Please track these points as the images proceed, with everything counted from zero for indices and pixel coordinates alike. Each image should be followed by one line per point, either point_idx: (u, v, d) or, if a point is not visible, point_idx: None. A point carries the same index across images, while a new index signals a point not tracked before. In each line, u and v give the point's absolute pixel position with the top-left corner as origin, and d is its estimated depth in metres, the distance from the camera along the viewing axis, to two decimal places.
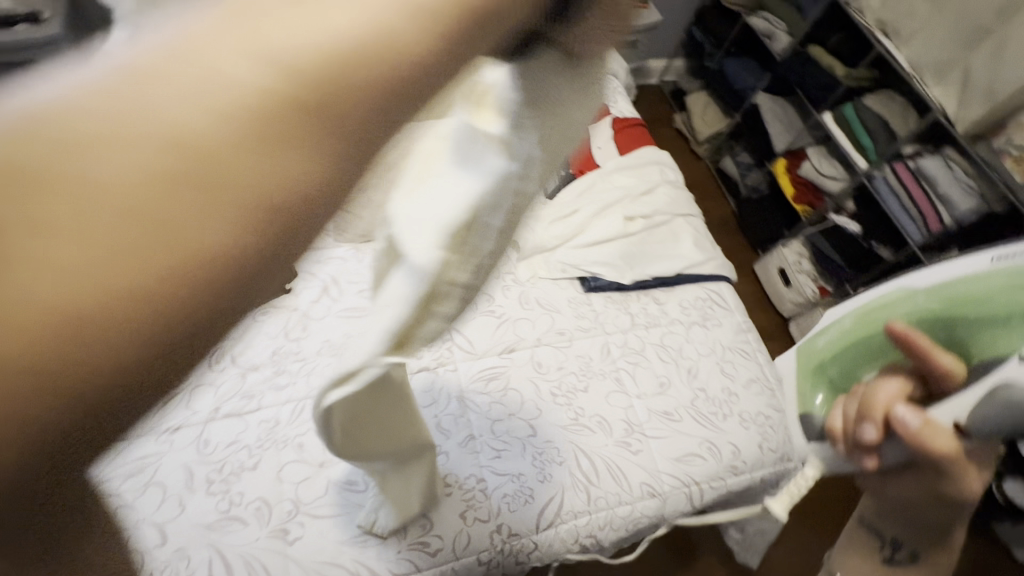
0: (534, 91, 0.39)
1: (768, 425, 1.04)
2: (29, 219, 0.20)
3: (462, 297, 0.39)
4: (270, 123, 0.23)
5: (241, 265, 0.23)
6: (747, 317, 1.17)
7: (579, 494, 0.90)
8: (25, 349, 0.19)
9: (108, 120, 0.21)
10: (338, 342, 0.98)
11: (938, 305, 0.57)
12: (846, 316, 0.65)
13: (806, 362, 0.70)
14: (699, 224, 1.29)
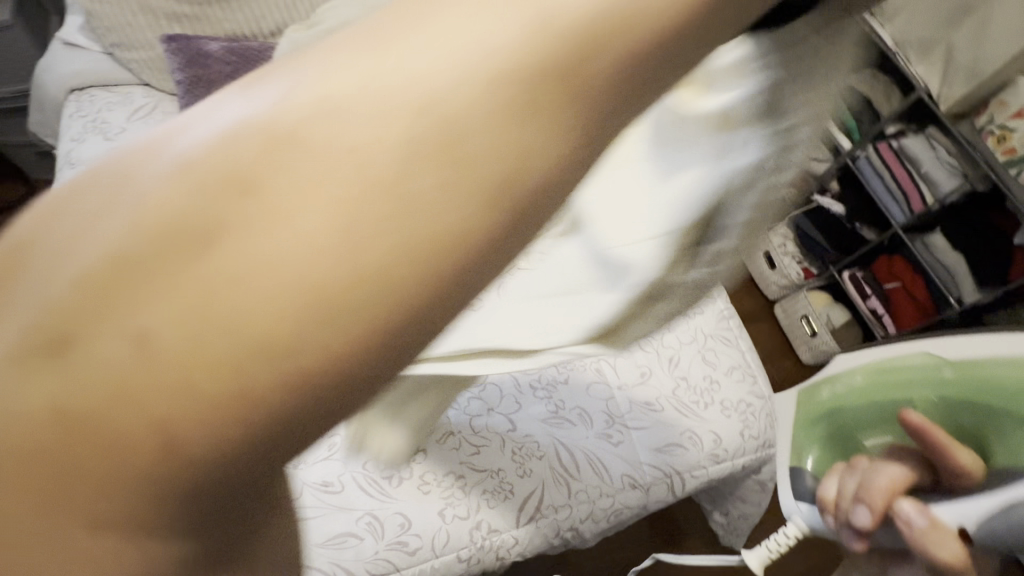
0: (790, 58, 0.36)
1: (750, 413, 1.03)
2: (143, 326, 0.18)
3: (684, 293, 0.43)
4: (408, 211, 0.20)
5: (252, 434, 0.20)
6: (729, 304, 1.15)
7: (560, 487, 0.90)
8: (127, 463, 0.19)
9: (249, 202, 0.19)
10: None
11: (967, 391, 0.50)
12: (856, 371, 0.59)
13: (801, 407, 0.64)
14: None
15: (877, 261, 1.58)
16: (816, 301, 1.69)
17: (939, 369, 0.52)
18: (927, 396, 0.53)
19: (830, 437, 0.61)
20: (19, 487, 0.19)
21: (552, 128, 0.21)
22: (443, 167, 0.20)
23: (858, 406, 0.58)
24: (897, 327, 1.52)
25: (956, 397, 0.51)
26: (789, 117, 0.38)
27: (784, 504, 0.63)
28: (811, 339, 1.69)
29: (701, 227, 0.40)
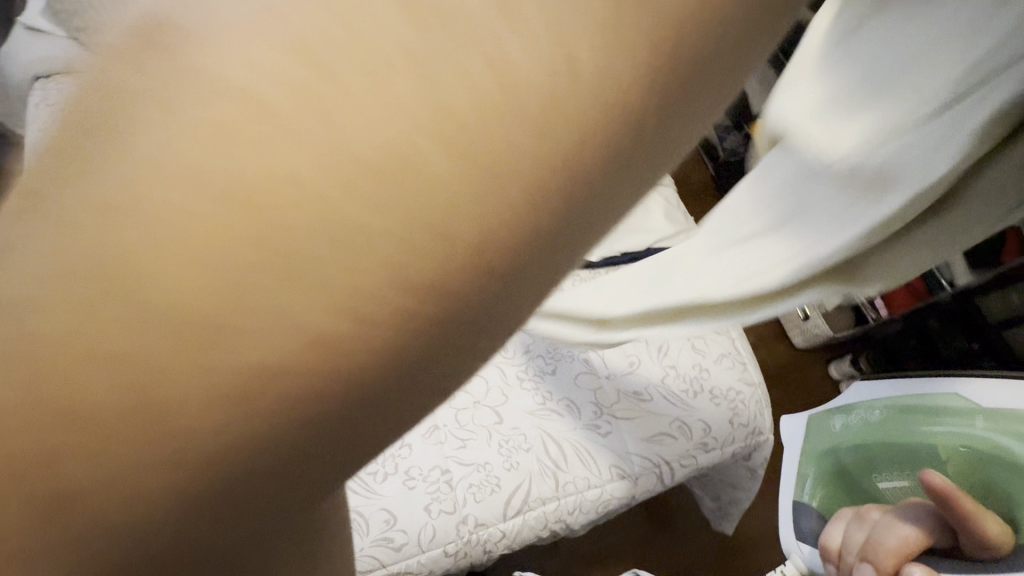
0: None
1: (740, 400, 1.02)
2: (218, 240, 0.18)
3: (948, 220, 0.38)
4: (532, 113, 0.18)
5: (348, 368, 0.20)
6: None
7: (547, 480, 0.89)
8: (204, 397, 0.19)
9: (334, 87, 0.17)
10: None
11: (980, 448, 0.65)
12: (876, 409, 0.79)
13: (812, 444, 0.84)
14: (671, 194, 1.23)
15: None
16: None
17: (972, 420, 0.67)
18: (956, 446, 0.67)
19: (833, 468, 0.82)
20: (80, 409, 0.19)
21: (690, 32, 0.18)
22: (595, 46, 0.17)
23: (875, 447, 0.76)
24: (888, 309, 1.51)
25: None
26: None
27: (788, 545, 0.81)
28: (803, 323, 1.68)
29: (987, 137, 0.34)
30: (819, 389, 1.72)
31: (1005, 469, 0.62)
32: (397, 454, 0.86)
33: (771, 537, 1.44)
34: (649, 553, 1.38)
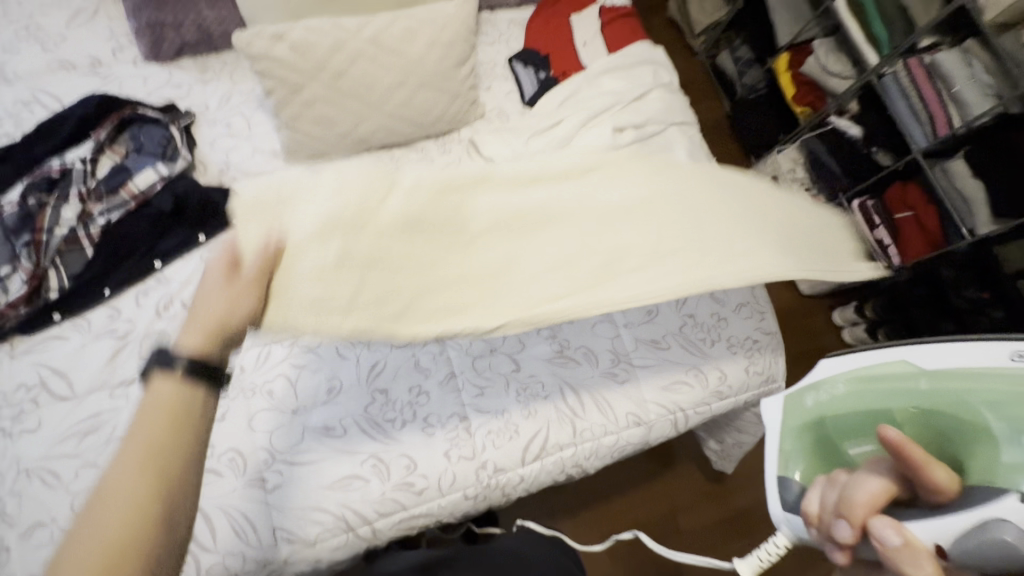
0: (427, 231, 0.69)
1: (757, 349, 1.01)
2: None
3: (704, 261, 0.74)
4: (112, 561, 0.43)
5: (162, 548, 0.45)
6: None
7: (565, 427, 0.88)
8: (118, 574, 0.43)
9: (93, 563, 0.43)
10: None
11: (944, 403, 0.49)
12: (840, 381, 0.56)
13: (787, 420, 0.58)
14: (695, 133, 1.15)
15: (890, 188, 1.51)
16: None
17: (916, 381, 0.51)
18: (905, 407, 0.51)
19: (817, 444, 0.56)
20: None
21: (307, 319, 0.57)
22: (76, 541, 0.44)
23: (846, 418, 0.54)
24: (902, 258, 1.50)
25: (937, 411, 0.49)
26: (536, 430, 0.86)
27: (772, 512, 0.57)
28: None
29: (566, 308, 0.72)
30: (823, 334, 1.73)
31: (970, 436, 0.47)
32: (415, 402, 0.85)
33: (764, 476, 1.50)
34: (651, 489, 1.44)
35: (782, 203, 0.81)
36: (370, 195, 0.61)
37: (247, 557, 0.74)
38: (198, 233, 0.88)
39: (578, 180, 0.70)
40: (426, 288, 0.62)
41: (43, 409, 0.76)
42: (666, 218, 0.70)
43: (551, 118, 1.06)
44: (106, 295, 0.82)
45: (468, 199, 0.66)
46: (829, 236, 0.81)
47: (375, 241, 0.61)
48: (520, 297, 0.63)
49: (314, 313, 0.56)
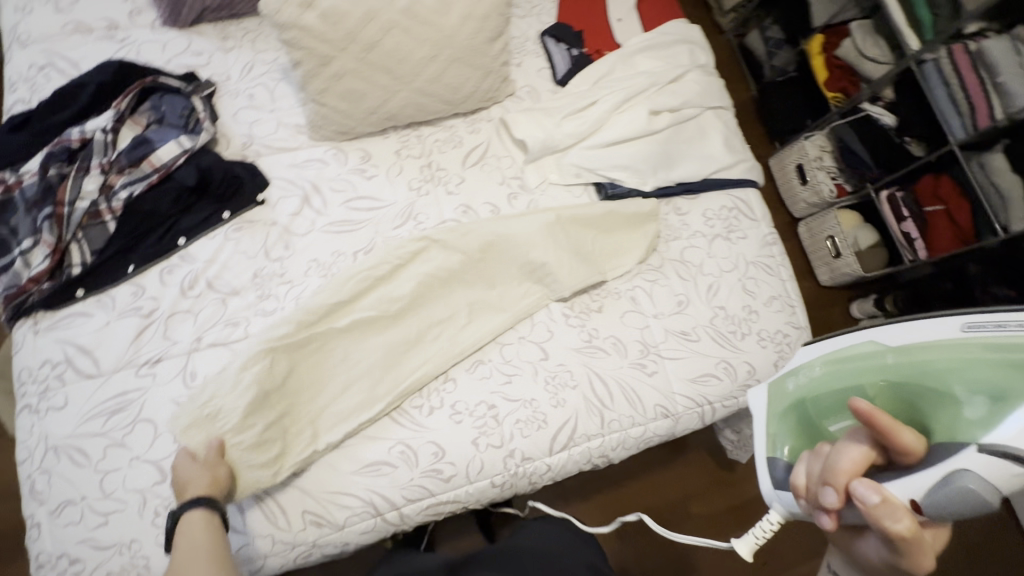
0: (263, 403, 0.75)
1: (787, 343, 0.99)
2: None
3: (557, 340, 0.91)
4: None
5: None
6: (773, 228, 1.07)
7: (593, 417, 0.88)
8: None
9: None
10: (327, 259, 0.87)
11: (905, 375, 0.57)
12: (818, 363, 0.66)
13: (772, 406, 0.68)
14: (731, 118, 1.11)
15: (921, 180, 1.46)
16: (845, 221, 1.59)
17: (882, 356, 0.60)
18: (876, 381, 0.59)
19: (800, 425, 0.65)
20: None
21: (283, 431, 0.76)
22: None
23: (826, 397, 0.63)
24: (928, 252, 1.45)
25: (898, 379, 0.57)
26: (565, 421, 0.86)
27: (764, 491, 0.64)
28: (833, 261, 1.62)
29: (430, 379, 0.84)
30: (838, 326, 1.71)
31: (929, 398, 0.54)
32: (443, 389, 0.84)
33: None
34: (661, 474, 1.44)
35: (585, 210, 0.96)
36: (261, 382, 0.75)
37: (277, 539, 0.74)
38: (223, 209, 0.86)
39: (413, 291, 0.86)
40: (320, 407, 0.80)
41: (70, 386, 0.75)
42: (484, 287, 0.91)
43: (585, 98, 1.02)
44: (130, 272, 0.80)
45: (317, 349, 0.81)
46: (628, 238, 0.98)
47: (274, 406, 0.76)
48: (394, 377, 0.83)
49: (261, 468, 0.73)
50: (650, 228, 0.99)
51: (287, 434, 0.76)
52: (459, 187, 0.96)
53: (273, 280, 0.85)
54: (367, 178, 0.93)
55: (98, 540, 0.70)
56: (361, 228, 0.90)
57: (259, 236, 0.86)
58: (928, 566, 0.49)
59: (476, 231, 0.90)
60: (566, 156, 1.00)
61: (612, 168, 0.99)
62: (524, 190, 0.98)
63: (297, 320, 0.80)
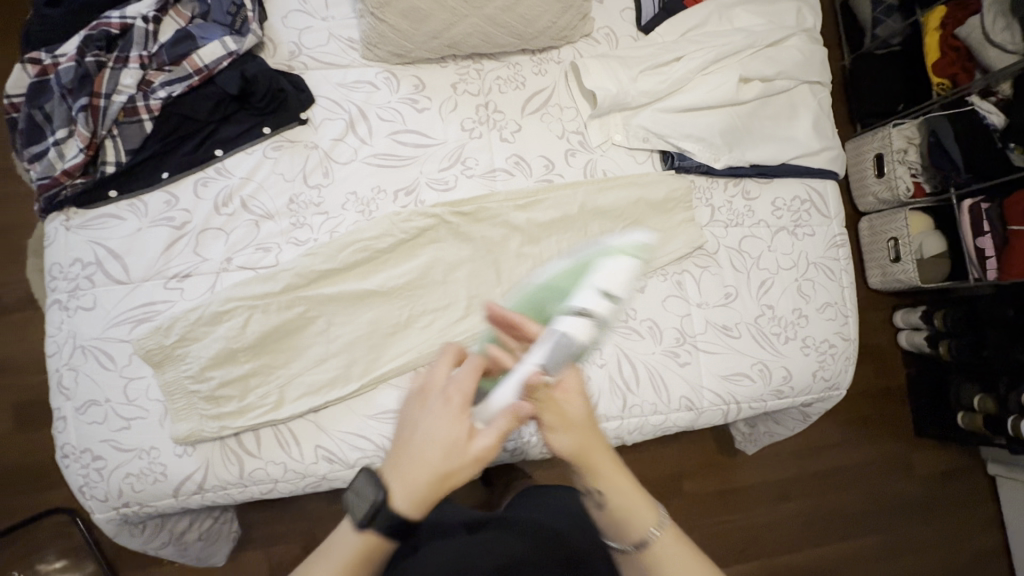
0: (227, 357, 0.72)
1: (831, 354, 0.93)
2: None
3: None
4: None
5: None
6: (845, 229, 0.97)
7: (616, 399, 0.85)
8: None
9: None
10: (366, 195, 0.82)
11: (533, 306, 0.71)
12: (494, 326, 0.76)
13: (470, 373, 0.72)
14: (826, 97, 0.99)
15: (1016, 194, 1.30)
16: (914, 224, 1.46)
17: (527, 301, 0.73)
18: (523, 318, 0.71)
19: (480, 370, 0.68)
20: None
21: (253, 385, 0.73)
22: None
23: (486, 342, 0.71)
24: (999, 274, 1.32)
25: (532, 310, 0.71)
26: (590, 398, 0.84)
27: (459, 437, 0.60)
28: (890, 265, 1.52)
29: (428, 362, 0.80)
30: (876, 332, 1.63)
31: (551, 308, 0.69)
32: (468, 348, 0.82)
33: (780, 460, 1.51)
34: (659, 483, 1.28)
35: (621, 192, 0.89)
36: (230, 340, 0.72)
37: (289, 468, 0.75)
38: (263, 124, 0.80)
39: (412, 271, 0.80)
40: (291, 375, 0.75)
41: (99, 288, 0.74)
42: (489, 282, 0.84)
43: (669, 51, 0.91)
44: (164, 179, 0.77)
45: (305, 321, 0.76)
46: (650, 238, 0.90)
47: (242, 363, 0.73)
48: (371, 359, 0.78)
49: (214, 419, 0.71)
50: (682, 223, 0.90)
51: (250, 394, 0.73)
52: (515, 134, 0.88)
53: (308, 209, 0.81)
54: (418, 110, 0.86)
55: (120, 442, 0.71)
56: (405, 165, 0.84)
57: (297, 159, 0.81)
58: (577, 416, 0.56)
59: (512, 198, 0.85)
60: (636, 116, 0.90)
61: (683, 137, 0.90)
62: (583, 148, 0.90)
63: (282, 282, 0.75)
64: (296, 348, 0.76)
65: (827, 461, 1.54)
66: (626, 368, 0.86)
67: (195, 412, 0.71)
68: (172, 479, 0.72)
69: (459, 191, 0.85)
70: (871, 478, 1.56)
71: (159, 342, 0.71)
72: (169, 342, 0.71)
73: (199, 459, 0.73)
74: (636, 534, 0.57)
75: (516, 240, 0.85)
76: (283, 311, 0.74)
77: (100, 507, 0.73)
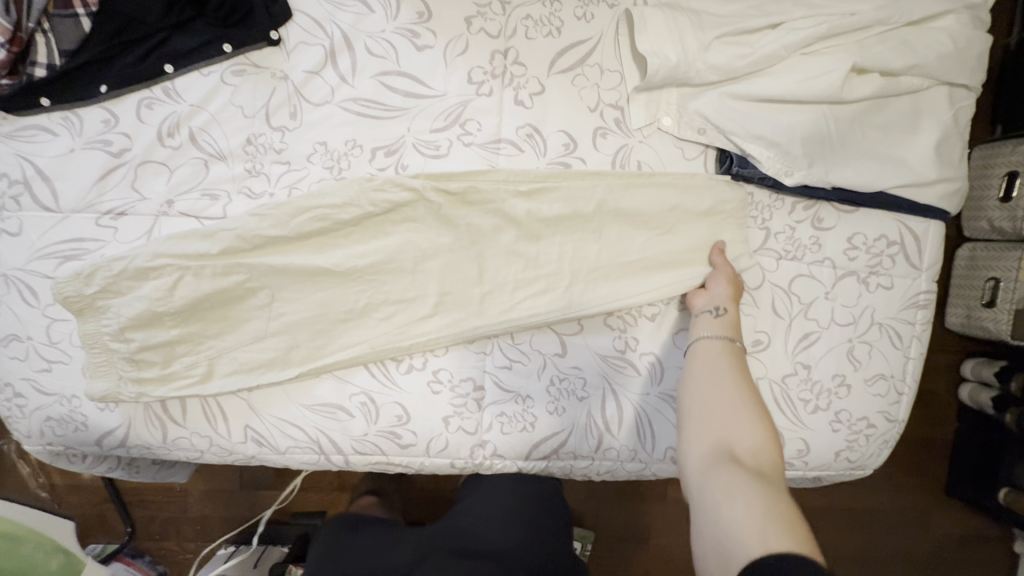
0: (151, 316, 0.64)
1: (866, 435, 0.76)
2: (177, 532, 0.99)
3: (541, 359, 0.71)
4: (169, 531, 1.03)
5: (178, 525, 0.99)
6: (935, 287, 0.75)
7: (588, 438, 0.72)
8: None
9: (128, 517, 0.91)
10: (337, 149, 0.67)
11: None
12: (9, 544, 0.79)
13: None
14: (969, 106, 0.73)
15: None
16: None
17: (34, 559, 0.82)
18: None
19: None
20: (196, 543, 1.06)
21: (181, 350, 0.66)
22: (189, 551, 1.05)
23: None
24: None
25: None
26: (559, 430, 0.71)
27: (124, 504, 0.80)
28: (977, 308, 1.17)
29: (379, 358, 0.69)
30: None
31: None
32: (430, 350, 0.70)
33: None
34: (638, 510, 1.13)
35: (651, 196, 0.69)
36: (154, 302, 0.63)
37: (214, 443, 0.69)
38: (224, 41, 0.66)
39: (376, 254, 0.67)
40: (226, 348, 0.67)
41: (25, 213, 0.65)
42: (468, 280, 0.69)
43: (761, 14, 0.67)
44: (102, 94, 0.65)
45: (246, 292, 0.66)
46: (677, 258, 0.71)
47: (168, 328, 0.65)
48: (316, 345, 0.68)
49: (135, 383, 0.66)
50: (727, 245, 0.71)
51: (175, 362, 0.66)
52: (534, 98, 0.69)
53: (267, 155, 0.67)
54: (418, 48, 0.68)
55: (41, 384, 0.67)
56: (389, 117, 0.68)
57: (261, 90, 0.67)
58: None
59: (509, 180, 0.68)
60: (695, 99, 0.69)
61: (750, 136, 0.69)
62: (619, 129, 0.70)
63: (218, 244, 0.64)
64: (231, 320, 0.67)
65: (857, 534, 1.29)
66: (609, 407, 0.71)
67: (115, 371, 0.65)
68: (93, 431, 0.68)
69: (452, 161, 0.69)
70: (901, 547, 1.30)
71: (77, 290, 0.62)
72: (89, 292, 0.63)
73: (121, 417, 0.68)
74: (737, 365, 0.62)
75: (510, 236, 0.69)
76: (221, 283, 0.64)
77: (25, 442, 0.70)
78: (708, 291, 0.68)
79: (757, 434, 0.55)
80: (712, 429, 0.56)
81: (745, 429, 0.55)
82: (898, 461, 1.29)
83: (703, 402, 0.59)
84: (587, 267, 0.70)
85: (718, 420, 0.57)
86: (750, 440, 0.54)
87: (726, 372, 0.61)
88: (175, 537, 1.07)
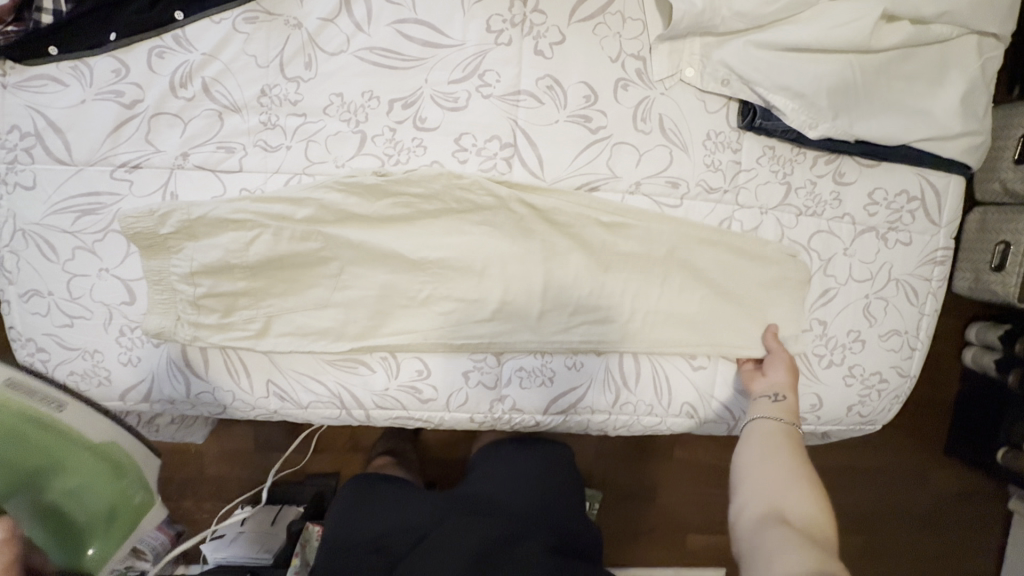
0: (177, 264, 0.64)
1: (878, 390, 0.77)
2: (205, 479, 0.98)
3: None
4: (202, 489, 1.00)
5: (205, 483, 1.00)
6: (953, 242, 0.75)
7: (606, 393, 0.73)
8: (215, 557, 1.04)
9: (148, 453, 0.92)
10: (352, 100, 0.66)
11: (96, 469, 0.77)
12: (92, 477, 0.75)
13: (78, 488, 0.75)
14: (997, 57, 0.71)
15: None
16: None
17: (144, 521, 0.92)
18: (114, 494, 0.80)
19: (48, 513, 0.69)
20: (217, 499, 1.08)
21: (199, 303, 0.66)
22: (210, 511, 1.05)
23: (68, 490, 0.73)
24: None
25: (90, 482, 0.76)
26: (579, 387, 0.72)
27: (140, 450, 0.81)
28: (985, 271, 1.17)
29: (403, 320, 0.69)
30: None
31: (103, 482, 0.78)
32: None
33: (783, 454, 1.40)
34: (644, 470, 1.16)
35: (721, 254, 0.71)
36: (231, 253, 0.63)
37: (236, 397, 0.70)
38: None
39: (454, 253, 0.67)
40: (283, 308, 0.67)
41: (38, 166, 0.64)
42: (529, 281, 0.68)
43: None
44: (111, 42, 0.63)
45: (320, 261, 0.66)
46: (730, 321, 0.73)
47: (236, 280, 0.65)
48: (373, 331, 0.68)
49: (192, 326, 0.65)
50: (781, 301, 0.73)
51: (235, 313, 0.66)
52: (555, 47, 0.68)
53: (282, 107, 0.66)
54: None
55: (63, 339, 0.67)
56: (405, 68, 0.66)
57: (274, 39, 0.65)
58: None
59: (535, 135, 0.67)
60: (718, 49, 0.68)
61: (775, 87, 0.67)
62: (640, 80, 0.69)
63: (305, 211, 0.64)
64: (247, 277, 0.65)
65: (857, 493, 1.33)
66: (627, 365, 0.72)
67: (176, 310, 0.65)
68: (116, 385, 0.69)
69: (471, 114, 0.67)
70: (899, 507, 1.33)
71: (151, 228, 0.63)
72: (163, 232, 0.63)
73: (146, 370, 0.68)
74: (794, 444, 0.63)
75: (548, 213, 0.67)
76: (240, 237, 0.64)
77: None
78: (767, 378, 0.70)
79: (811, 503, 0.56)
80: (763, 497, 0.58)
81: (800, 498, 0.56)
82: (901, 423, 1.32)
83: (761, 468, 0.61)
84: (642, 301, 0.71)
85: (774, 487, 0.58)
86: (803, 509, 0.56)
87: (784, 447, 0.62)
88: (192, 496, 1.10)
